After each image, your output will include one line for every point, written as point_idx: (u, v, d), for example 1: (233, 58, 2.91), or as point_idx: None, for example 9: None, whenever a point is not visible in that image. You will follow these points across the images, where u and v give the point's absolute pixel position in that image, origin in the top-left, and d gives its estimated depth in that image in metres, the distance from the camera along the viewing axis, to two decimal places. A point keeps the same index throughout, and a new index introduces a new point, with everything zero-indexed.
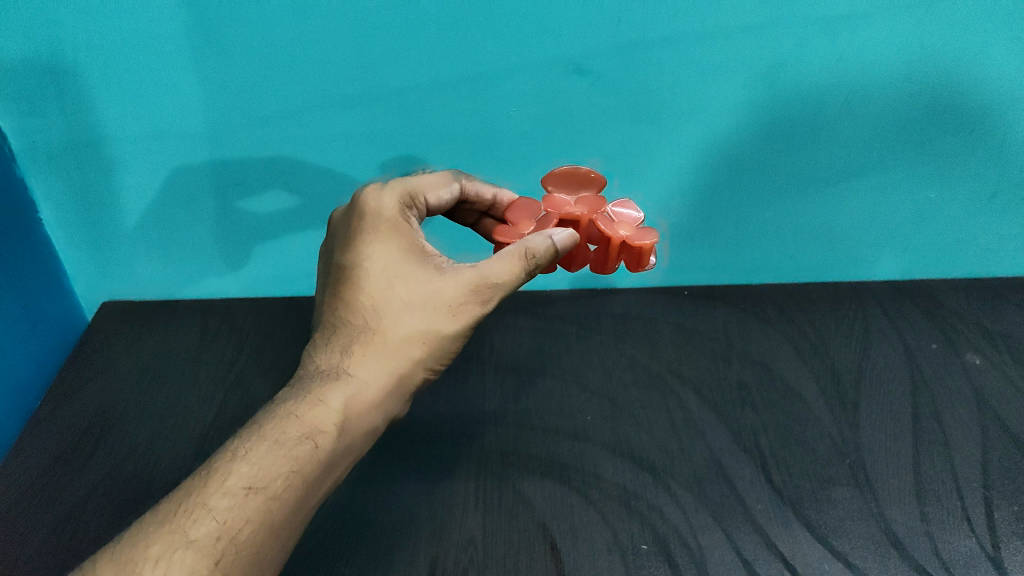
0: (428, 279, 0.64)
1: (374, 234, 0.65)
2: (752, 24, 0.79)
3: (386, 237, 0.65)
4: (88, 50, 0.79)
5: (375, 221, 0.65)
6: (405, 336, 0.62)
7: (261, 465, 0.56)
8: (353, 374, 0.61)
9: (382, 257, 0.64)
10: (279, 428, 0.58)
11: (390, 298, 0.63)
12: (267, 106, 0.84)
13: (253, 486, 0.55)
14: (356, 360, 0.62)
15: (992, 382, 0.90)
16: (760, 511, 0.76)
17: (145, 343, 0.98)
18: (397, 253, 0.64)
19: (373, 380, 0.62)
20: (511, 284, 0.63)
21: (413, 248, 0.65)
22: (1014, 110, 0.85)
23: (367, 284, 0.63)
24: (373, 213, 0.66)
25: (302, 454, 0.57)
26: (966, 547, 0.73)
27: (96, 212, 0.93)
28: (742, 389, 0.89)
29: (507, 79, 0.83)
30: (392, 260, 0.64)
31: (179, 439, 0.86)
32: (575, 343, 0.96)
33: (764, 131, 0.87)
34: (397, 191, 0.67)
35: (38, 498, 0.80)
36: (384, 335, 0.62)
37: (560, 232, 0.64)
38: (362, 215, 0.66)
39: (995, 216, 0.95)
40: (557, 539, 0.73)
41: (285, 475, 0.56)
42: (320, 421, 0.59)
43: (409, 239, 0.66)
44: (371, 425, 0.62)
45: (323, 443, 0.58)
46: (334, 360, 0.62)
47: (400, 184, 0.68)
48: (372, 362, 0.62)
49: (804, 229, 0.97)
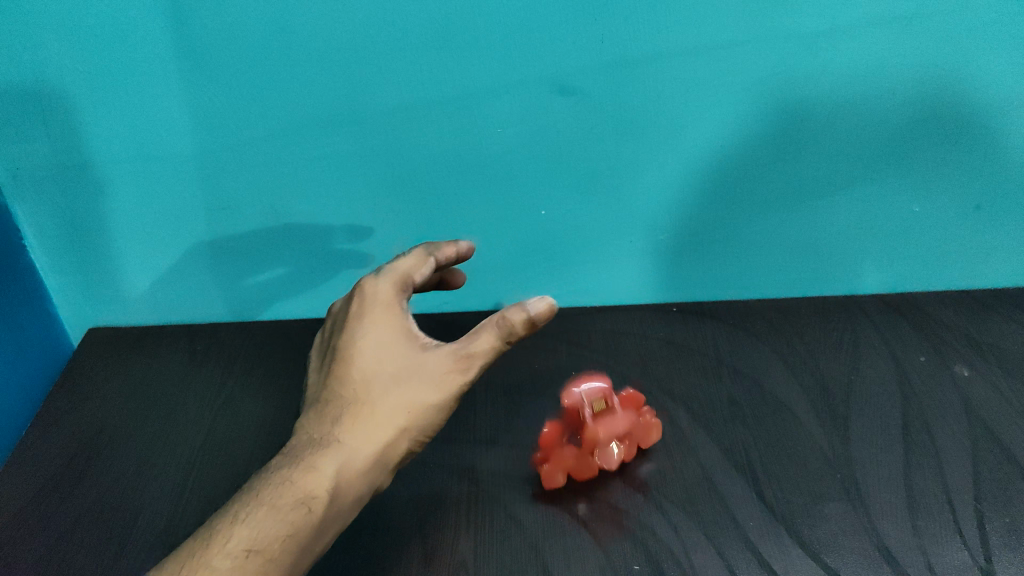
0: (415, 354, 0.63)
1: (368, 314, 0.64)
2: (734, 39, 0.79)
3: (380, 318, 0.64)
4: (72, 75, 0.79)
5: (372, 304, 0.65)
6: (393, 408, 0.61)
7: (259, 529, 0.57)
8: (342, 443, 0.61)
9: (374, 334, 0.63)
10: (275, 493, 0.58)
11: (379, 370, 0.62)
12: (251, 128, 0.83)
13: (252, 549, 0.56)
14: (346, 429, 0.61)
15: (982, 394, 0.90)
16: (752, 528, 0.76)
17: (133, 368, 0.98)
18: (390, 330, 0.64)
19: (361, 450, 0.61)
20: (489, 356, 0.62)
21: (404, 325, 0.64)
22: (997, 120, 0.85)
23: (358, 360, 0.63)
24: (369, 297, 0.65)
25: (297, 518, 0.57)
26: (959, 560, 0.72)
27: (84, 238, 0.92)
28: (733, 405, 0.89)
29: (492, 99, 0.83)
30: (382, 337, 0.63)
31: (168, 464, 0.85)
32: (565, 361, 0.96)
33: (748, 146, 0.87)
34: (391, 276, 0.66)
35: (27, 525, 0.79)
36: (372, 408, 0.61)
37: (536, 299, 0.61)
38: (356, 297, 0.65)
39: (981, 226, 0.95)
40: (549, 560, 0.73)
41: (281, 538, 0.57)
42: (313, 486, 0.59)
43: (403, 318, 0.65)
44: (359, 495, 0.61)
45: (316, 509, 0.58)
46: (324, 429, 0.62)
47: (393, 270, 0.67)
48: (361, 432, 0.61)
49: (792, 244, 0.97)
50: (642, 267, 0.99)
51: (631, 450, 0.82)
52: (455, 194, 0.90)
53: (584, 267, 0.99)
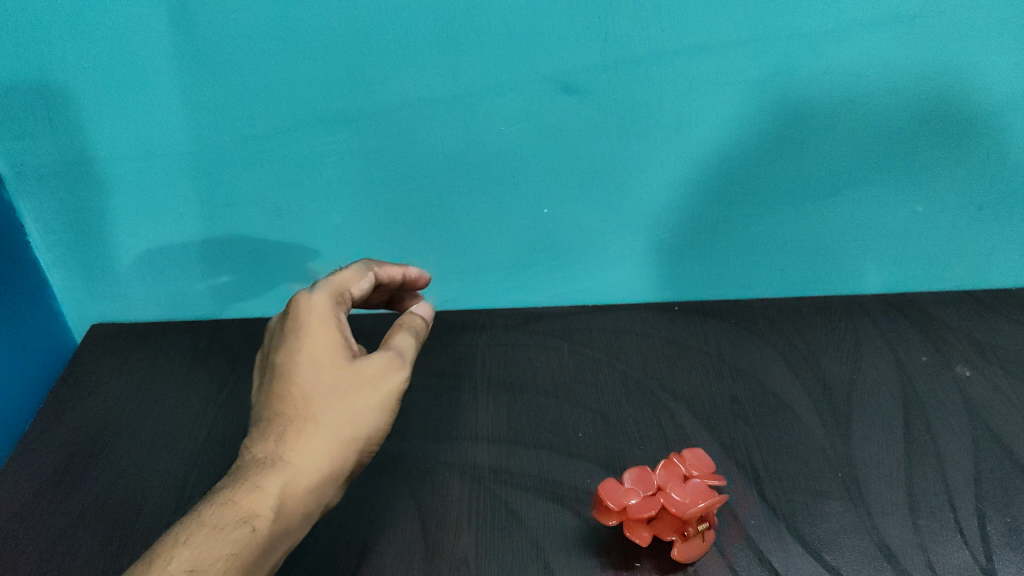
0: (353, 364, 0.64)
1: (305, 327, 0.64)
2: (737, 39, 0.79)
3: (318, 331, 0.64)
4: (77, 72, 0.79)
5: (308, 317, 0.65)
6: (336, 418, 0.62)
7: (202, 549, 0.56)
8: (287, 460, 0.61)
9: (312, 348, 0.64)
10: (217, 514, 0.58)
11: (318, 383, 0.63)
12: (254, 125, 0.84)
13: (194, 570, 0.55)
14: (290, 444, 0.61)
15: (984, 393, 0.90)
16: (753, 526, 0.76)
17: (136, 365, 0.98)
18: (328, 343, 0.64)
19: (306, 465, 0.61)
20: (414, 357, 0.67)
21: (342, 337, 0.65)
22: (999, 121, 0.86)
23: (298, 375, 0.63)
24: (306, 311, 0.65)
25: (241, 538, 0.57)
26: (960, 559, 0.72)
27: (88, 235, 0.93)
28: (734, 403, 0.89)
29: (495, 97, 0.83)
30: (320, 350, 0.64)
31: (170, 460, 0.85)
32: (567, 359, 0.96)
33: (751, 144, 0.87)
34: (326, 288, 0.66)
35: (29, 520, 0.79)
36: (315, 422, 0.62)
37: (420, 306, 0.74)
38: (292, 313, 0.65)
39: (983, 227, 0.95)
40: (551, 557, 0.73)
41: (224, 557, 0.56)
42: (257, 505, 0.59)
43: (341, 329, 0.65)
44: (307, 511, 0.61)
45: (260, 526, 0.58)
46: (268, 448, 0.62)
47: (327, 283, 0.67)
48: (305, 446, 0.61)
49: (794, 243, 0.97)
50: (644, 266, 0.99)
51: (701, 543, 0.71)
52: (459, 192, 0.91)
53: (586, 265, 0.99)
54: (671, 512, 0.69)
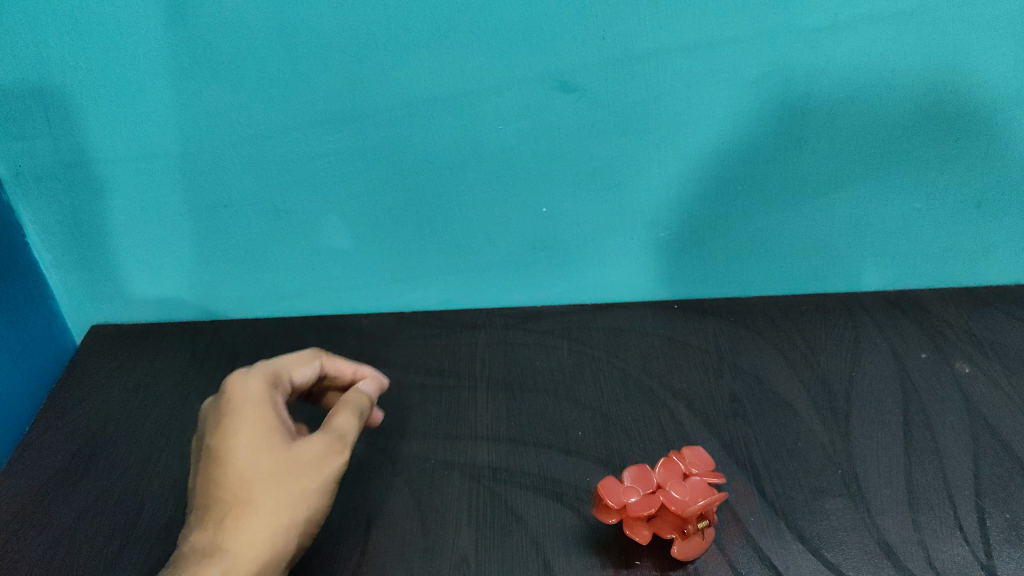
0: (289, 447, 0.67)
1: (239, 412, 0.68)
2: (734, 37, 0.79)
3: (252, 415, 0.68)
4: (75, 74, 0.79)
5: (243, 401, 0.68)
6: (274, 503, 0.64)
7: None
8: (227, 547, 0.62)
9: (247, 432, 0.67)
10: None
11: (255, 468, 0.65)
12: (253, 125, 0.84)
13: None
14: (229, 532, 0.63)
15: (983, 390, 0.90)
16: (753, 523, 0.76)
17: (137, 365, 0.98)
18: (262, 426, 0.67)
19: (247, 550, 0.62)
20: (350, 436, 0.69)
21: (276, 420, 0.68)
22: (997, 117, 0.86)
23: (234, 459, 0.65)
24: (241, 396, 0.69)
25: None
26: (960, 556, 0.72)
27: (87, 236, 0.93)
28: (733, 401, 0.89)
29: (493, 96, 0.83)
30: (255, 435, 0.67)
31: (170, 461, 0.85)
32: (566, 357, 0.96)
33: (749, 142, 0.87)
34: (262, 373, 0.71)
35: (30, 520, 0.80)
36: (253, 507, 0.64)
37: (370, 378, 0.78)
38: (229, 399, 0.69)
39: (982, 224, 0.95)
40: (551, 555, 0.73)
41: None
42: None
43: (275, 412, 0.69)
44: None
45: None
46: (208, 536, 0.63)
47: (264, 368, 0.72)
48: (245, 532, 0.63)
49: (793, 241, 0.97)
50: (643, 264, 0.99)
51: (701, 540, 0.70)
52: (457, 191, 0.91)
53: (586, 264, 0.99)
54: (671, 510, 0.69)
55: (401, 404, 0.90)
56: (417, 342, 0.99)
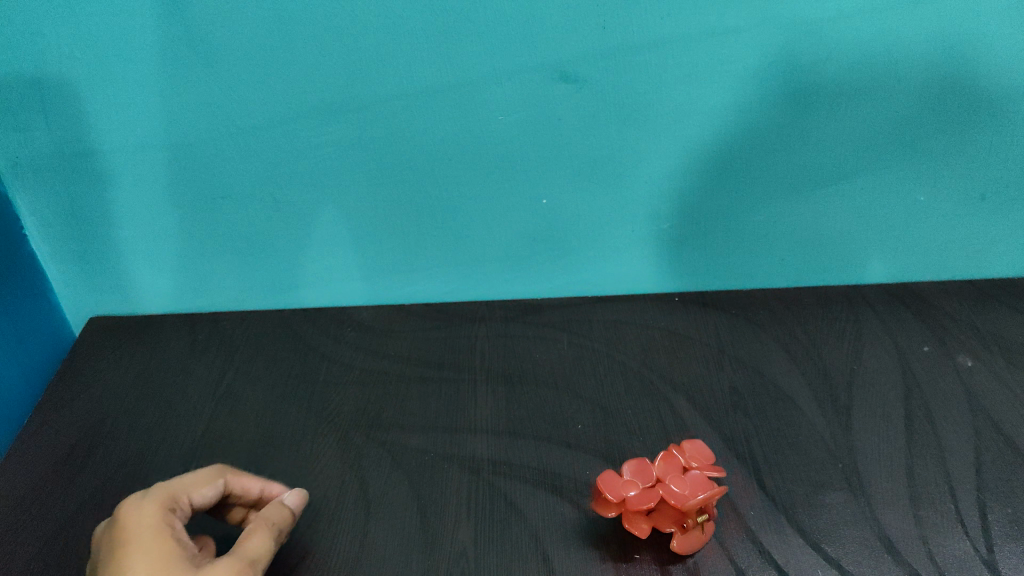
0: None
1: (131, 546, 0.62)
2: (736, 27, 0.79)
3: (147, 547, 0.62)
4: (71, 64, 0.79)
5: (135, 533, 0.63)
6: None
7: None
8: None
9: (141, 564, 0.61)
10: None
11: None
12: (251, 116, 0.83)
13: None
14: None
15: (985, 383, 0.90)
16: (753, 517, 0.75)
17: (136, 356, 0.98)
18: (157, 558, 0.61)
19: None
20: (262, 558, 0.64)
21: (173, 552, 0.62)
22: (1001, 109, 0.85)
23: None
24: (132, 527, 0.63)
25: None
26: (961, 551, 0.72)
27: (85, 227, 0.92)
28: (734, 394, 0.89)
29: (493, 86, 0.82)
30: (150, 567, 0.61)
31: (168, 453, 0.85)
32: (566, 350, 0.96)
33: (751, 133, 0.87)
34: (157, 498, 0.66)
35: (28, 513, 0.79)
36: None
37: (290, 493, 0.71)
38: (119, 530, 0.63)
39: (985, 216, 0.95)
40: (550, 549, 0.73)
41: None
42: None
43: (171, 543, 0.63)
44: None
45: None
46: None
47: (161, 493, 0.66)
48: None
49: (795, 233, 0.97)
50: (644, 256, 0.99)
51: (700, 534, 0.70)
52: (457, 182, 0.90)
53: (586, 256, 0.98)
54: (671, 504, 0.69)
55: (400, 397, 0.90)
56: (416, 335, 0.98)
